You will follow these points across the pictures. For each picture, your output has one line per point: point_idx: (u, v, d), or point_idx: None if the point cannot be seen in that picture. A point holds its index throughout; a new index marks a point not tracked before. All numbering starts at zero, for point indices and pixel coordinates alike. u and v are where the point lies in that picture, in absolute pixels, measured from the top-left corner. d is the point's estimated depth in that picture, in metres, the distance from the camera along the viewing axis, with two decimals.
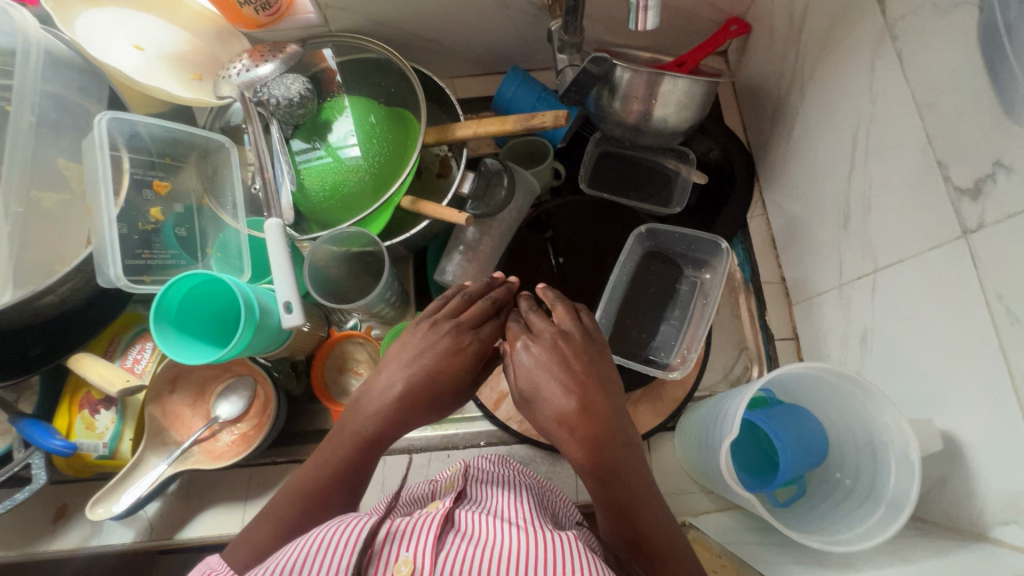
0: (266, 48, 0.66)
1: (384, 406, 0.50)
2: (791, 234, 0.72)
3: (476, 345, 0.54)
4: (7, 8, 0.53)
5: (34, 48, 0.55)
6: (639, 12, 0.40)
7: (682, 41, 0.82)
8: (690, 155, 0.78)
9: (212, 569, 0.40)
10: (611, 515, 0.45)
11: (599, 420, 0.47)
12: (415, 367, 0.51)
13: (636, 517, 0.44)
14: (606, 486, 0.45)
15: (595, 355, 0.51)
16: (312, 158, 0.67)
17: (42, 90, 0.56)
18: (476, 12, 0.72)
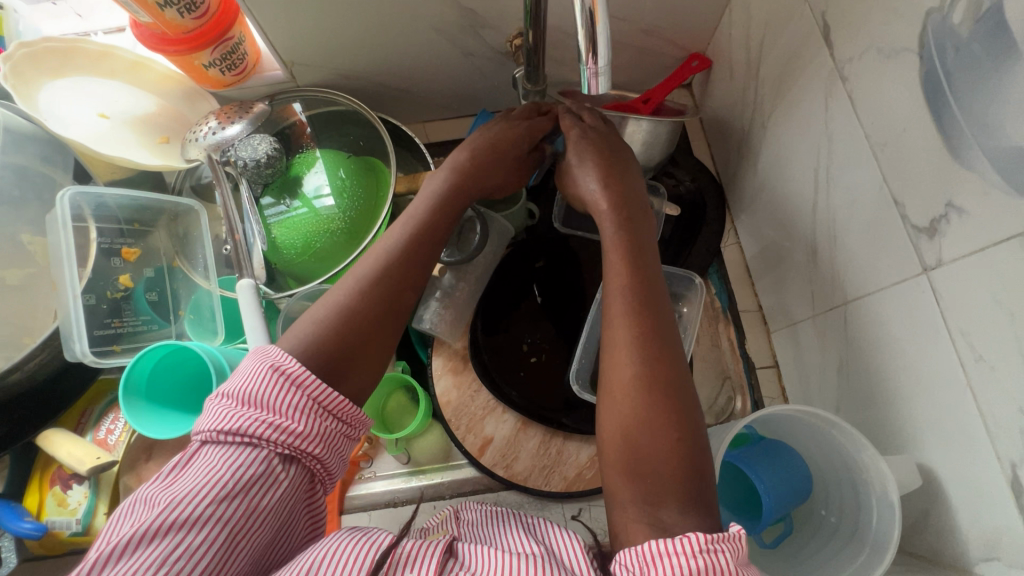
0: (233, 108, 0.66)
1: (443, 190, 0.60)
2: (764, 262, 0.73)
3: (511, 154, 0.65)
4: None
5: None
6: (590, 78, 0.41)
7: (646, 76, 0.83)
8: (662, 188, 0.78)
9: (282, 364, 0.44)
10: (629, 338, 0.50)
11: (630, 247, 0.56)
12: (483, 139, 0.64)
13: (651, 349, 0.49)
14: (629, 306, 0.51)
15: (623, 186, 0.61)
16: (283, 213, 0.67)
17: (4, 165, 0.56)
18: (441, 60, 0.73)
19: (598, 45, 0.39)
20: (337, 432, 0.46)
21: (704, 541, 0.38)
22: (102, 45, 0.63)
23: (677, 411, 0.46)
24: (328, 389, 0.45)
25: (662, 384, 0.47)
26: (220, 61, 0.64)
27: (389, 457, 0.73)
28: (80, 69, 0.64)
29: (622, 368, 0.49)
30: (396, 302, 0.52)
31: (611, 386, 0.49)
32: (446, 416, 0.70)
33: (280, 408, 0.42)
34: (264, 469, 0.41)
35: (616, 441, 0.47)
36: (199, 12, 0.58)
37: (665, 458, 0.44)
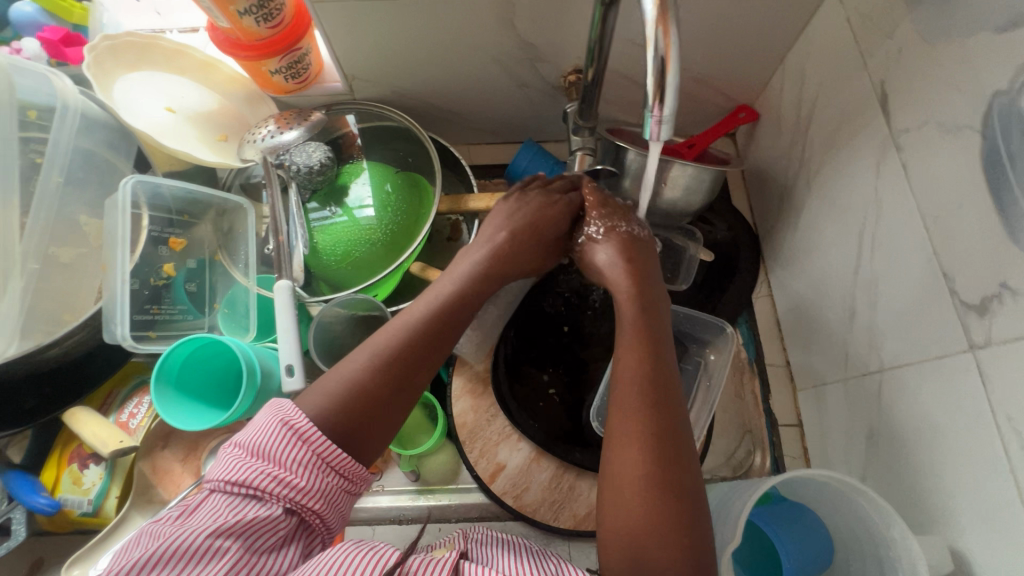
0: (292, 116, 0.67)
1: (475, 274, 0.60)
2: (795, 319, 0.73)
3: (547, 234, 0.65)
4: (49, 76, 0.56)
5: (71, 112, 0.57)
6: (653, 125, 0.42)
7: (692, 122, 0.84)
8: (700, 233, 0.78)
9: (290, 420, 0.46)
10: (640, 432, 0.49)
11: (648, 332, 0.55)
12: (514, 218, 0.64)
13: (664, 448, 0.48)
14: (639, 396, 0.50)
15: (647, 269, 0.61)
16: (327, 219, 0.68)
17: (74, 146, 0.58)
18: (496, 88, 0.75)
19: (666, 95, 0.40)
20: (338, 488, 0.46)
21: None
22: (179, 44, 0.67)
23: (683, 513, 0.45)
24: (334, 446, 0.46)
25: (672, 484, 0.46)
26: (286, 70, 0.68)
27: (398, 472, 0.72)
28: (155, 64, 0.67)
29: (630, 464, 0.48)
30: (404, 371, 0.52)
31: (616, 480, 0.48)
32: (461, 437, 0.70)
33: (285, 461, 0.44)
34: (266, 512, 0.42)
35: (616, 534, 0.46)
36: (274, 21, 0.62)
37: (668, 562, 0.44)
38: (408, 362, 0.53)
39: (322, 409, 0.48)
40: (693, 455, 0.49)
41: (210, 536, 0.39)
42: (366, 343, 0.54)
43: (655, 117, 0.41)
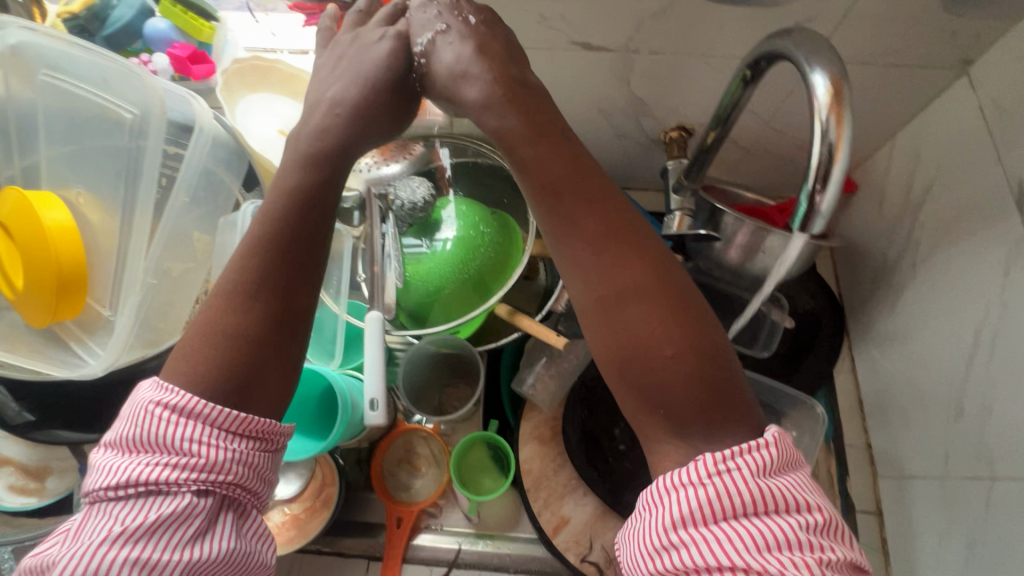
0: (393, 150, 0.72)
1: (317, 175, 0.50)
2: (883, 401, 0.70)
3: (380, 103, 0.52)
4: (191, 100, 0.58)
5: (205, 135, 0.58)
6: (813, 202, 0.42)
7: (783, 185, 0.83)
8: (786, 300, 0.76)
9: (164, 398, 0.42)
10: (587, 279, 0.44)
11: (545, 147, 0.46)
12: (342, 79, 0.52)
13: (616, 284, 0.43)
14: (577, 238, 0.44)
15: (518, 81, 0.48)
16: (420, 253, 0.68)
17: (201, 166, 0.59)
18: (594, 136, 0.75)
19: (833, 175, 0.41)
20: (251, 451, 0.43)
21: (785, 453, 0.39)
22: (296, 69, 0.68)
23: (673, 324, 0.41)
24: (221, 408, 0.42)
25: (663, 304, 0.42)
26: None
27: (457, 512, 0.71)
28: (270, 86, 0.69)
29: (611, 271, 0.43)
30: (284, 296, 0.47)
31: (599, 306, 0.43)
32: (526, 485, 0.69)
33: (174, 444, 0.40)
34: (178, 502, 0.39)
35: (610, 352, 0.43)
36: None
37: (683, 392, 0.40)
38: (281, 292, 0.47)
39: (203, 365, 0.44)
40: (664, 257, 0.45)
41: (108, 548, 0.37)
42: (226, 278, 0.47)
43: (817, 196, 0.42)
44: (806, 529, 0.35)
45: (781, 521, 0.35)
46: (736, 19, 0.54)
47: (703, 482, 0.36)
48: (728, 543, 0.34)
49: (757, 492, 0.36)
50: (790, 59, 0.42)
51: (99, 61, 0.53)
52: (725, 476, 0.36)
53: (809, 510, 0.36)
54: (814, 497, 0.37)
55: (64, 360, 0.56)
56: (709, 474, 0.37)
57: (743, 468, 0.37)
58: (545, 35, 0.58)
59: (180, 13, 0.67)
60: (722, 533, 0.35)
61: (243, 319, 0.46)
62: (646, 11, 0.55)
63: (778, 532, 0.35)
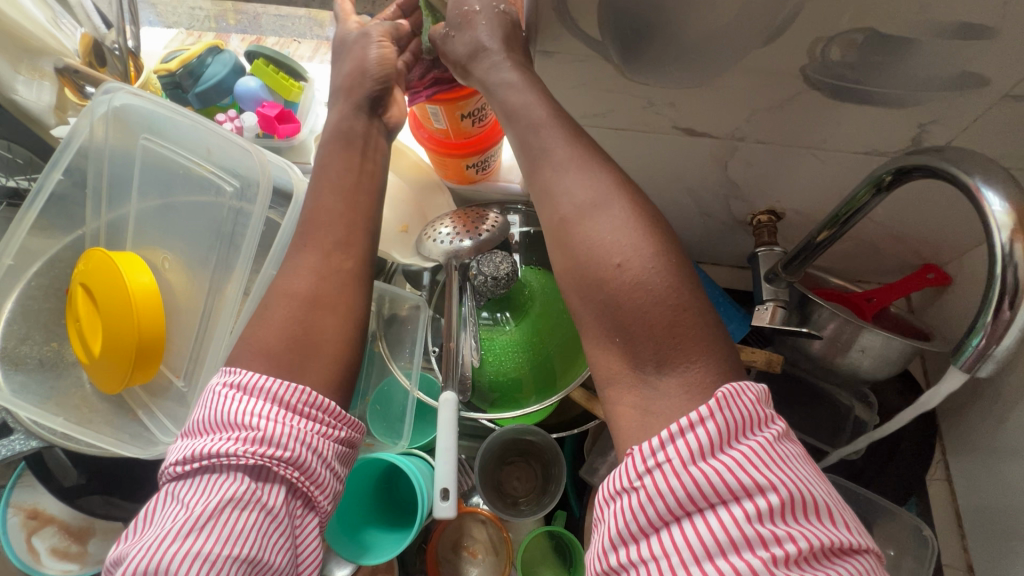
0: (473, 218, 0.66)
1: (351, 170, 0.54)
2: (987, 523, 0.64)
3: None
4: (288, 168, 0.58)
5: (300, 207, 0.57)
6: (992, 323, 0.39)
7: (867, 270, 0.78)
8: (873, 397, 0.71)
9: (234, 375, 0.44)
10: (562, 207, 0.46)
11: (544, 108, 0.49)
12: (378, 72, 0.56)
13: (589, 214, 0.45)
14: (554, 178, 0.47)
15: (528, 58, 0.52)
16: (496, 328, 0.67)
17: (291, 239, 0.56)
18: (676, 211, 0.72)
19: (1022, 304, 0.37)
20: (314, 432, 0.44)
21: (735, 423, 0.36)
22: (401, 145, 0.71)
23: (647, 246, 0.43)
24: (290, 385, 0.45)
25: (621, 217, 0.44)
26: (480, 163, 0.68)
27: None
28: None
29: (573, 192, 0.46)
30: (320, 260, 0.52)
31: (561, 227, 0.46)
32: None
33: (239, 417, 0.42)
34: (237, 484, 0.40)
35: (572, 273, 0.45)
36: (484, 122, 0.62)
37: (642, 301, 0.41)
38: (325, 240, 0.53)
39: (256, 350, 0.48)
40: (630, 183, 0.47)
41: (170, 542, 0.37)
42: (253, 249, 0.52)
43: (1001, 318, 0.38)
44: (755, 517, 0.33)
45: (722, 516, 0.33)
46: (853, 115, 0.52)
47: (635, 487, 0.35)
48: (670, 545, 0.33)
49: (691, 484, 0.34)
50: (944, 174, 0.40)
51: (201, 128, 0.54)
52: (656, 474, 0.35)
53: (757, 491, 0.33)
54: (769, 474, 0.34)
55: (132, 431, 0.54)
56: (641, 474, 0.36)
57: (674, 460, 0.35)
58: (645, 118, 0.56)
59: (272, 73, 0.67)
60: (664, 538, 0.34)
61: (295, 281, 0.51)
62: (760, 104, 0.52)
63: (721, 526, 0.33)
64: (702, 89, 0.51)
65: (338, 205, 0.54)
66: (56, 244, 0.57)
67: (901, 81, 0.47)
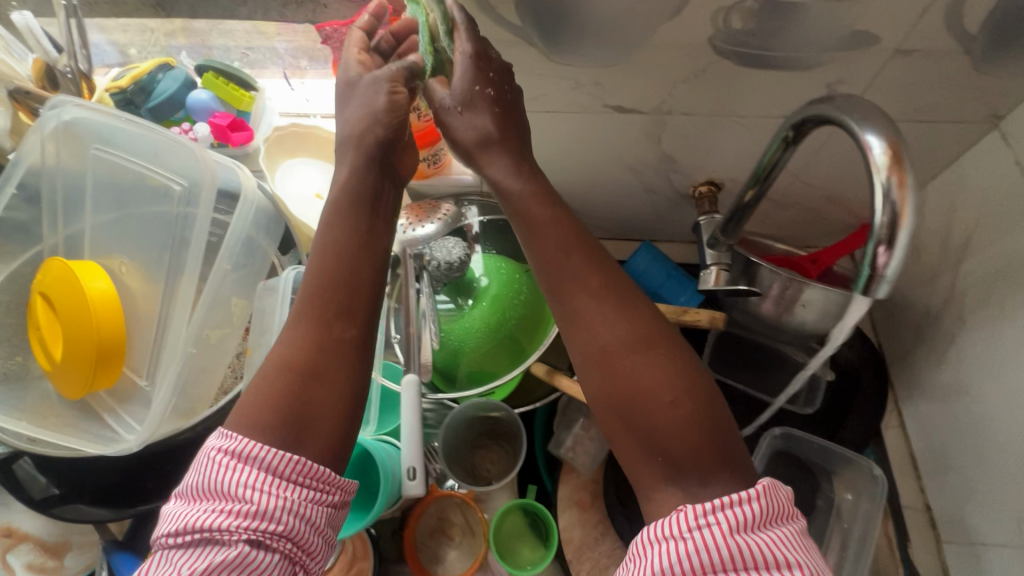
0: (426, 209, 0.69)
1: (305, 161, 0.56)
2: (940, 462, 0.66)
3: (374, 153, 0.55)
4: (236, 168, 0.58)
5: (250, 204, 0.57)
6: (878, 258, 0.41)
7: (812, 235, 0.82)
8: (825, 352, 0.75)
9: (231, 446, 0.41)
10: (604, 335, 0.47)
11: (574, 229, 0.51)
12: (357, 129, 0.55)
13: (631, 342, 0.46)
14: (593, 305, 0.48)
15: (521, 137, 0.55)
16: (456, 313, 0.68)
17: (245, 235, 0.58)
18: (621, 191, 0.75)
19: (898, 241, 0.40)
20: (308, 499, 0.42)
21: (771, 510, 0.39)
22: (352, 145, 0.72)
23: (684, 372, 0.46)
24: (280, 452, 0.42)
25: (658, 351, 0.47)
26: (431, 156, 0.71)
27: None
28: (309, 152, 0.71)
29: (611, 322, 0.47)
30: (320, 329, 0.48)
31: (601, 355, 0.47)
32: (568, 556, 0.65)
33: (232, 488, 0.40)
34: (226, 555, 0.38)
35: (610, 398, 0.46)
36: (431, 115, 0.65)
37: (670, 418, 0.44)
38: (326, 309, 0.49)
39: None
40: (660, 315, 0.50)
41: None
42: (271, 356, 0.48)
43: (880, 258, 0.41)
44: None
45: None
46: (765, 81, 0.56)
47: (683, 536, 0.38)
48: None
49: (733, 551, 0.36)
50: (831, 119, 0.43)
51: (147, 134, 0.56)
52: (704, 531, 0.37)
53: (786, 567, 0.36)
54: (796, 555, 0.37)
55: (98, 433, 0.55)
56: (689, 529, 0.38)
57: (719, 525, 0.37)
58: (575, 99, 0.60)
59: (221, 84, 0.69)
60: None
61: (286, 348, 0.48)
62: (679, 76, 0.56)
63: None
64: (623, 67, 0.55)
65: (341, 277, 0.51)
66: (14, 260, 0.58)
67: (801, 44, 0.51)
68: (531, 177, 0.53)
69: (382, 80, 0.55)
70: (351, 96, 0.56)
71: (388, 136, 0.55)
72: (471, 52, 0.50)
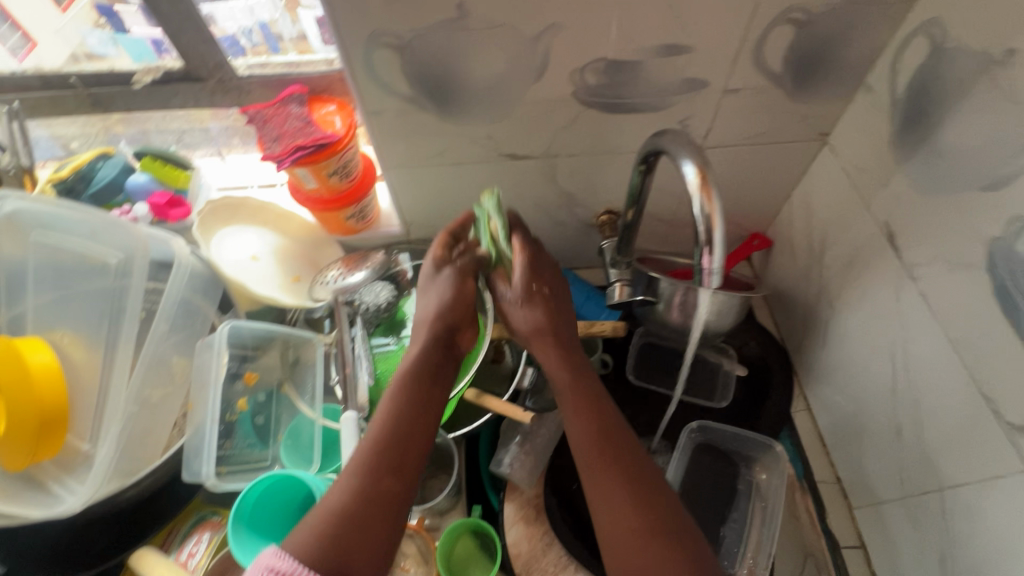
0: (358, 258, 0.76)
1: None
2: (840, 435, 0.74)
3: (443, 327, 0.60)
4: (169, 239, 0.65)
5: (183, 268, 0.65)
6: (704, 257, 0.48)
7: (711, 249, 0.92)
8: (731, 350, 0.83)
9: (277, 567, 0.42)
10: (615, 496, 0.49)
11: (591, 389, 0.57)
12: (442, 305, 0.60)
13: (644, 508, 0.48)
14: (608, 470, 0.51)
15: (559, 310, 0.62)
16: (388, 349, 0.74)
17: (181, 297, 0.65)
18: (535, 227, 0.84)
19: (714, 242, 0.46)
20: None
21: None
22: (285, 211, 0.79)
23: (685, 541, 0.47)
24: None
25: (666, 522, 0.48)
26: (357, 212, 0.77)
27: None
28: (243, 219, 0.78)
29: (625, 484, 0.50)
30: (372, 477, 0.49)
31: (614, 530, 0.48)
32: (517, 569, 0.68)
33: None
34: None
35: (618, 562, 0.47)
36: (351, 177, 0.72)
37: None
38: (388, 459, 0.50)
39: None
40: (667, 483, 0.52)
41: None
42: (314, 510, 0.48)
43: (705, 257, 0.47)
44: None
45: None
46: (629, 122, 0.66)
47: None
48: None
49: None
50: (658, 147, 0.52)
51: (85, 217, 0.61)
52: None
53: None
54: None
55: (40, 501, 0.57)
56: None
57: None
58: (475, 151, 0.69)
59: (159, 167, 0.77)
60: None
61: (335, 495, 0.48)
62: (557, 124, 0.66)
63: None
64: (508, 121, 0.65)
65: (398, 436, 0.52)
66: None
67: (649, 91, 0.62)
68: (568, 355, 0.59)
69: (453, 272, 0.62)
70: (431, 286, 0.62)
71: (450, 320, 0.60)
72: (526, 264, 0.60)
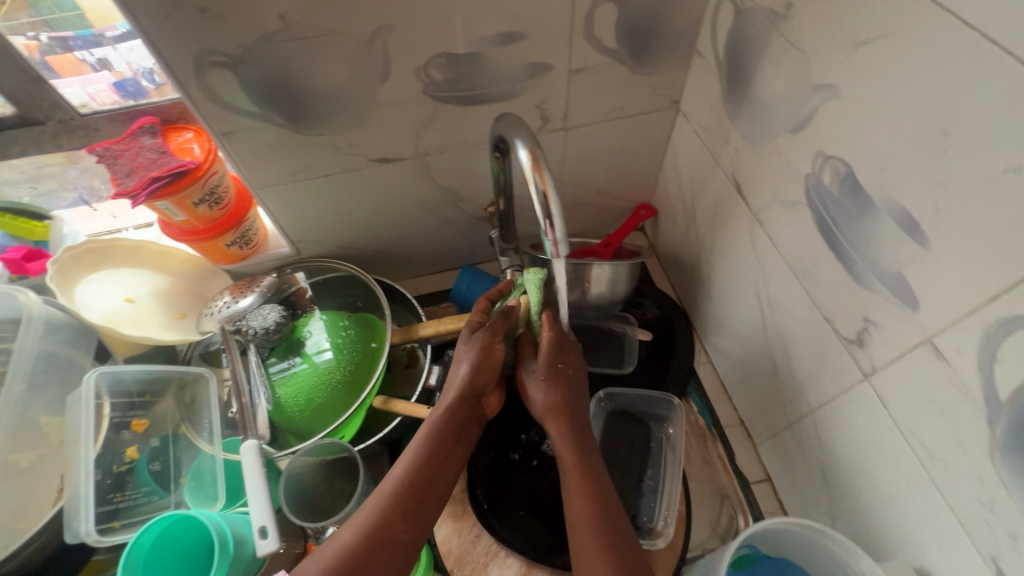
0: (245, 284, 0.73)
1: None
2: (737, 379, 0.78)
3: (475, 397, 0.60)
4: (14, 292, 0.63)
5: (35, 319, 0.64)
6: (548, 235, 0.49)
7: (605, 224, 0.96)
8: (632, 317, 0.86)
9: None
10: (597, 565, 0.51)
11: (594, 470, 0.58)
12: (478, 361, 0.61)
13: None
14: (594, 541, 0.52)
15: (575, 392, 0.62)
16: (288, 370, 0.71)
17: (39, 350, 0.64)
18: (428, 227, 0.85)
19: (553, 218, 0.48)
20: None
21: None
22: (162, 246, 0.75)
23: None
24: None
25: None
26: (239, 238, 0.76)
27: None
28: (113, 261, 0.73)
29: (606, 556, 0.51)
30: (386, 526, 0.51)
31: None
32: (449, 566, 0.69)
33: None
34: None
35: None
36: (223, 203, 0.70)
37: None
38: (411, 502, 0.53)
39: None
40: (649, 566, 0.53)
41: None
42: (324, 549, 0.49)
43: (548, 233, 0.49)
44: None
45: None
46: (488, 112, 0.68)
47: None
48: None
49: None
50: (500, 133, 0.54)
51: None
52: None
53: None
54: None
55: None
56: None
57: None
58: (342, 160, 0.69)
59: (11, 221, 0.72)
60: None
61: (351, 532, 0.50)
62: (417, 124, 0.67)
63: None
64: (367, 126, 0.65)
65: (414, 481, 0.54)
66: None
67: (496, 79, 0.64)
68: (578, 435, 0.60)
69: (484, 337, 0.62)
70: (466, 348, 0.62)
71: (478, 387, 0.61)
72: (559, 341, 0.62)
